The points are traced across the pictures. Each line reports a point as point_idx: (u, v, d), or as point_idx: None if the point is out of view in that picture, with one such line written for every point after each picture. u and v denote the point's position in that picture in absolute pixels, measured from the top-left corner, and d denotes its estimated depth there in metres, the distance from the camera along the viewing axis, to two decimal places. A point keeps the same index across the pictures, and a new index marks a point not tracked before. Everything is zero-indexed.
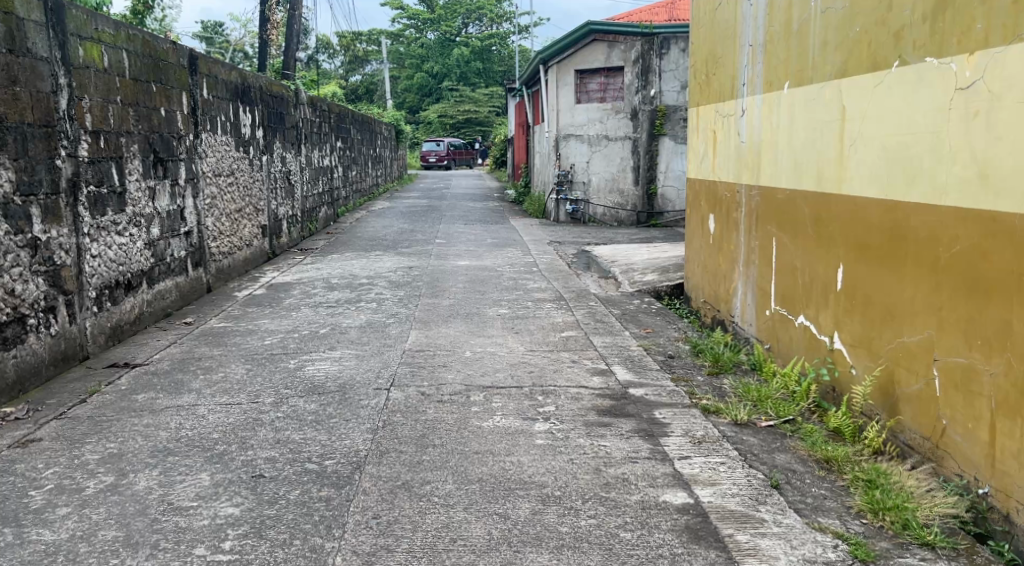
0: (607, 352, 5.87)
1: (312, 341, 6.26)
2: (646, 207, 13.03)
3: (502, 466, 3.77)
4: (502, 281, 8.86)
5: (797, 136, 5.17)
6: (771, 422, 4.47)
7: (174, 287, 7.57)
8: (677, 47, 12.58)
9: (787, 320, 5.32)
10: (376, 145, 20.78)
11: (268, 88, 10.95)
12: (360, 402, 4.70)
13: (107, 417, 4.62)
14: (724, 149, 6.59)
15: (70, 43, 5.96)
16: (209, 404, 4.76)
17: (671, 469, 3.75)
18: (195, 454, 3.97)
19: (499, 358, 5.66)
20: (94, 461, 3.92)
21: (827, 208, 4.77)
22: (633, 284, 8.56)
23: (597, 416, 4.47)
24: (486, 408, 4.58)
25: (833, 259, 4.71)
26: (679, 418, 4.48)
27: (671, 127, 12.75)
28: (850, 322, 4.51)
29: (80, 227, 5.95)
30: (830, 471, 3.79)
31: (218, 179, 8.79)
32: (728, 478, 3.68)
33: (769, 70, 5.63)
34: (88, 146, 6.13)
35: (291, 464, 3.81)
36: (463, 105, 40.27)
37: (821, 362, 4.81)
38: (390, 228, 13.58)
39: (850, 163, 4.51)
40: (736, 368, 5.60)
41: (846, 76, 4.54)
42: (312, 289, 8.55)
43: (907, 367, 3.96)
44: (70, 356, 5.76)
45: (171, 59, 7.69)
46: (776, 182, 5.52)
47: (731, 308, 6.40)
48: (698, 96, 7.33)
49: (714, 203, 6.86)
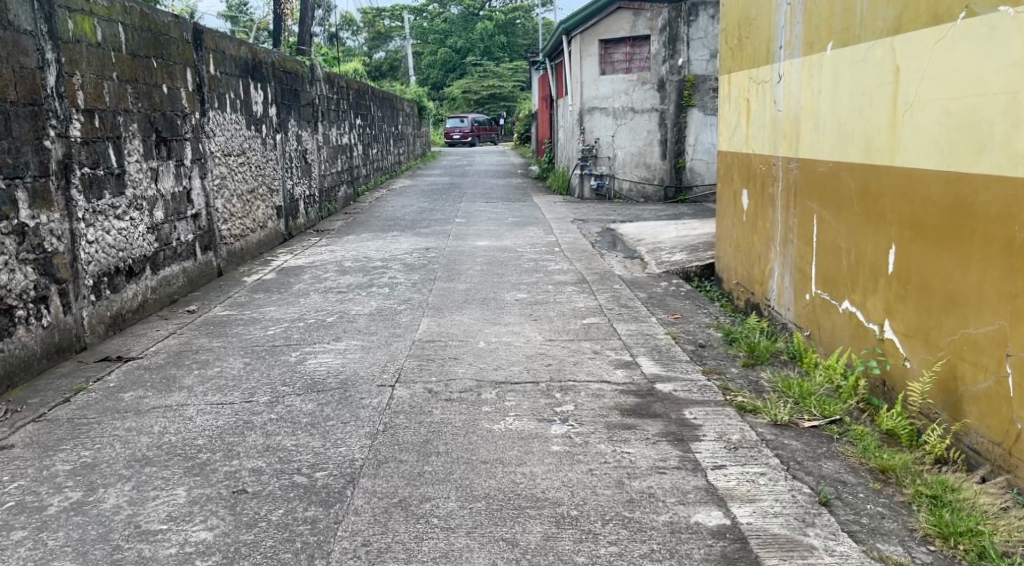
0: (633, 342, 5.43)
1: (317, 331, 5.86)
2: (674, 181, 12.55)
3: (512, 478, 3.35)
4: (523, 262, 8.41)
5: (841, 100, 4.70)
6: (815, 422, 4.01)
7: (181, 272, 7.21)
8: (706, 14, 12.07)
9: (829, 306, 4.86)
10: (397, 122, 20.35)
11: (281, 63, 10.52)
12: (361, 401, 4.30)
13: (88, 419, 4.21)
14: (758, 118, 6.10)
15: (57, 16, 5.53)
16: (199, 405, 4.34)
17: (704, 482, 3.32)
18: (175, 464, 3.58)
19: (515, 350, 5.23)
20: (64, 473, 3.53)
21: (877, 181, 4.32)
22: (660, 265, 8.09)
23: (620, 417, 4.03)
24: (499, 408, 4.16)
25: (883, 238, 4.26)
26: (712, 419, 4.02)
27: (700, 97, 12.28)
28: (903, 309, 4.06)
29: (74, 212, 5.55)
30: (887, 483, 3.32)
31: (228, 159, 8.39)
32: (769, 494, 3.23)
33: (809, 30, 5.13)
34: (81, 126, 5.72)
35: (278, 477, 3.41)
36: (487, 80, 39.62)
37: (870, 354, 4.35)
38: (409, 207, 13.16)
39: (906, 132, 4.06)
40: (774, 359, 5.12)
41: (901, 32, 4.09)
42: (323, 273, 8.14)
43: (974, 362, 3.54)
44: (64, 349, 5.38)
45: (173, 34, 7.27)
46: (816, 153, 5.05)
47: (766, 291, 5.94)
48: (729, 63, 6.83)
49: (748, 177, 6.38)
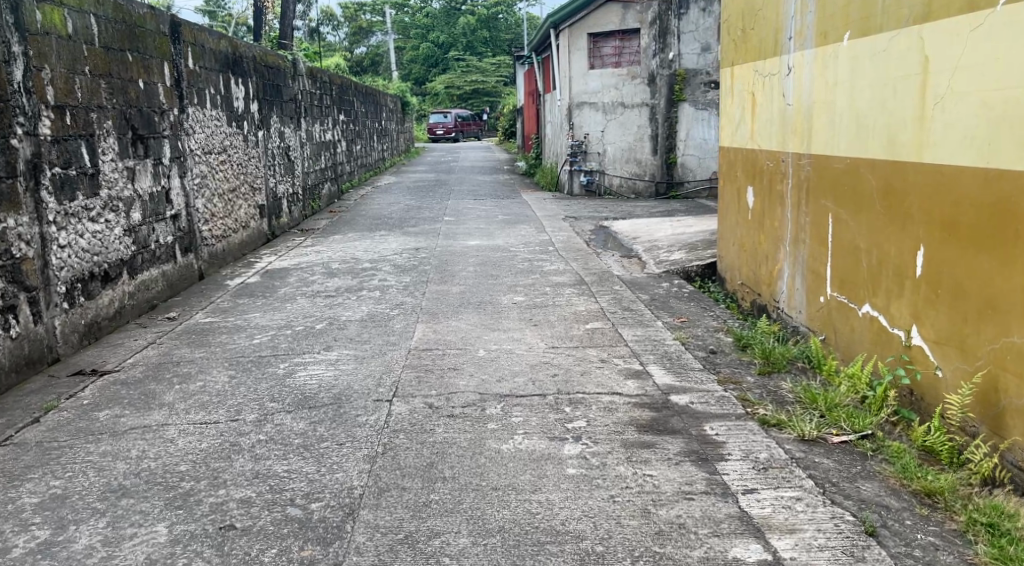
0: (641, 349, 5.15)
1: (306, 340, 5.55)
2: (665, 177, 12.28)
3: (526, 508, 3.12)
4: (517, 263, 8.11)
5: (860, 93, 4.43)
6: (844, 437, 3.74)
7: (161, 276, 6.87)
8: (697, 6, 11.77)
9: (848, 309, 4.59)
10: (381, 118, 19.97)
11: (262, 58, 10.15)
12: (356, 419, 3.99)
13: (59, 442, 3.89)
14: (765, 112, 5.83)
15: (25, 7, 5.17)
16: (180, 424, 4.03)
17: (737, 509, 3.06)
18: (155, 495, 3.29)
19: (517, 359, 4.95)
20: (31, 508, 3.24)
21: (902, 178, 4.06)
22: (660, 265, 7.81)
23: (637, 434, 3.76)
24: (506, 425, 3.88)
25: (909, 239, 4.00)
26: (735, 436, 3.74)
27: (691, 92, 11.99)
28: (934, 314, 3.80)
29: (44, 215, 5.21)
30: (934, 509, 3.05)
31: (208, 157, 8.04)
32: (809, 523, 2.97)
33: (822, 20, 4.86)
34: (50, 123, 5.36)
35: (269, 510, 3.15)
36: (471, 75, 39.24)
37: (897, 361, 4.08)
38: (396, 205, 12.83)
39: (936, 126, 3.80)
40: (790, 366, 4.84)
41: (931, 21, 3.83)
42: (310, 276, 7.82)
43: (1018, 373, 3.29)
44: (35, 361, 5.05)
45: (149, 26, 6.92)
46: (832, 149, 4.78)
47: (775, 292, 5.67)
48: (732, 55, 6.53)
49: (753, 173, 6.11)
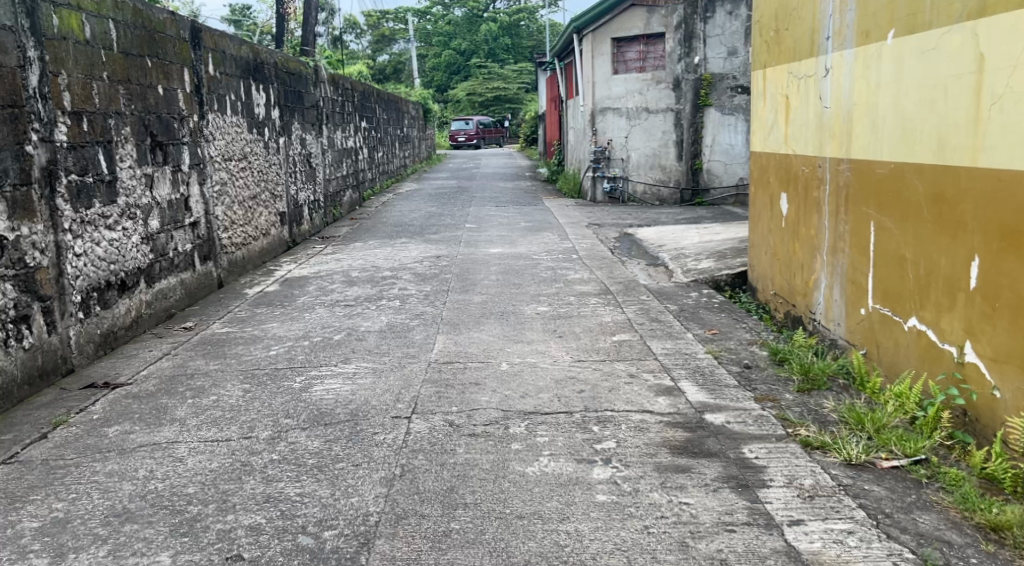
0: (672, 363, 4.91)
1: (323, 351, 5.36)
2: (691, 183, 12.04)
3: (554, 539, 2.90)
4: (541, 271, 7.89)
5: (906, 93, 4.18)
6: (895, 462, 3.49)
7: (179, 284, 6.71)
8: (723, 10, 11.55)
9: (893, 323, 4.33)
10: (403, 124, 19.81)
11: (284, 63, 10.01)
12: (373, 438, 3.79)
13: (65, 461, 3.70)
14: (800, 116, 5.58)
15: (41, 11, 5.04)
16: (191, 442, 3.84)
17: (782, 544, 2.86)
18: (161, 520, 3.11)
19: (542, 373, 4.72)
20: (30, 533, 3.06)
21: (955, 184, 3.80)
22: (687, 273, 7.56)
23: (671, 457, 3.53)
24: (530, 446, 3.66)
25: (961, 249, 3.74)
26: (777, 460, 3.50)
27: (718, 96, 11.75)
28: (991, 330, 3.54)
29: (59, 223, 5.05)
30: (1001, 546, 2.83)
31: (228, 164, 7.88)
32: (864, 560, 2.77)
33: (864, 18, 4.62)
34: (67, 129, 5.22)
35: (280, 538, 2.96)
36: (493, 82, 39.09)
37: (949, 380, 3.83)
38: (416, 212, 12.64)
39: (993, 128, 3.55)
40: (831, 383, 4.58)
41: (987, 16, 3.58)
42: (328, 284, 7.64)
43: None
44: (49, 372, 4.89)
45: (169, 31, 6.78)
46: (874, 153, 4.53)
47: (811, 303, 5.41)
48: (764, 58, 6.29)
49: (787, 179, 5.85)
